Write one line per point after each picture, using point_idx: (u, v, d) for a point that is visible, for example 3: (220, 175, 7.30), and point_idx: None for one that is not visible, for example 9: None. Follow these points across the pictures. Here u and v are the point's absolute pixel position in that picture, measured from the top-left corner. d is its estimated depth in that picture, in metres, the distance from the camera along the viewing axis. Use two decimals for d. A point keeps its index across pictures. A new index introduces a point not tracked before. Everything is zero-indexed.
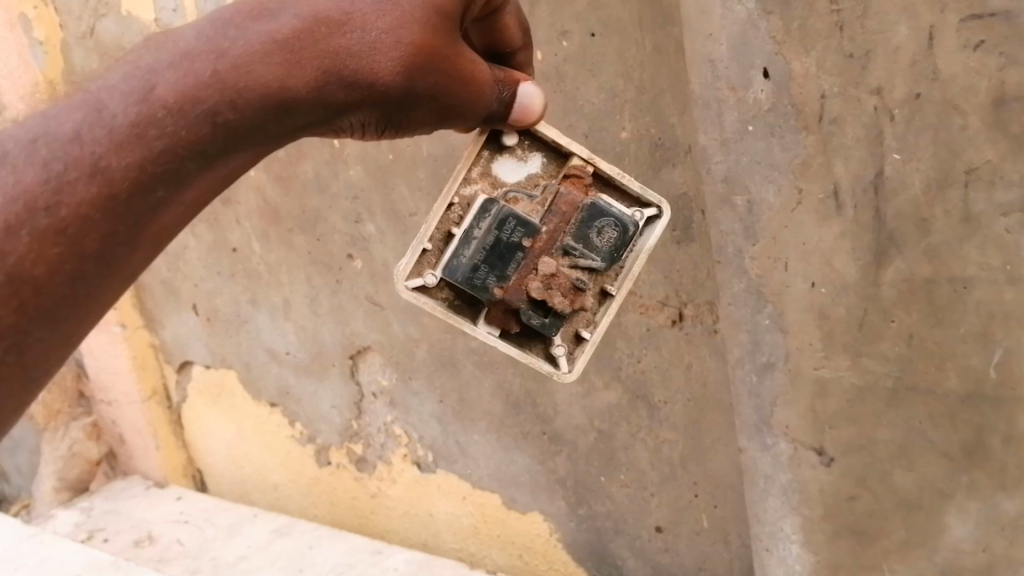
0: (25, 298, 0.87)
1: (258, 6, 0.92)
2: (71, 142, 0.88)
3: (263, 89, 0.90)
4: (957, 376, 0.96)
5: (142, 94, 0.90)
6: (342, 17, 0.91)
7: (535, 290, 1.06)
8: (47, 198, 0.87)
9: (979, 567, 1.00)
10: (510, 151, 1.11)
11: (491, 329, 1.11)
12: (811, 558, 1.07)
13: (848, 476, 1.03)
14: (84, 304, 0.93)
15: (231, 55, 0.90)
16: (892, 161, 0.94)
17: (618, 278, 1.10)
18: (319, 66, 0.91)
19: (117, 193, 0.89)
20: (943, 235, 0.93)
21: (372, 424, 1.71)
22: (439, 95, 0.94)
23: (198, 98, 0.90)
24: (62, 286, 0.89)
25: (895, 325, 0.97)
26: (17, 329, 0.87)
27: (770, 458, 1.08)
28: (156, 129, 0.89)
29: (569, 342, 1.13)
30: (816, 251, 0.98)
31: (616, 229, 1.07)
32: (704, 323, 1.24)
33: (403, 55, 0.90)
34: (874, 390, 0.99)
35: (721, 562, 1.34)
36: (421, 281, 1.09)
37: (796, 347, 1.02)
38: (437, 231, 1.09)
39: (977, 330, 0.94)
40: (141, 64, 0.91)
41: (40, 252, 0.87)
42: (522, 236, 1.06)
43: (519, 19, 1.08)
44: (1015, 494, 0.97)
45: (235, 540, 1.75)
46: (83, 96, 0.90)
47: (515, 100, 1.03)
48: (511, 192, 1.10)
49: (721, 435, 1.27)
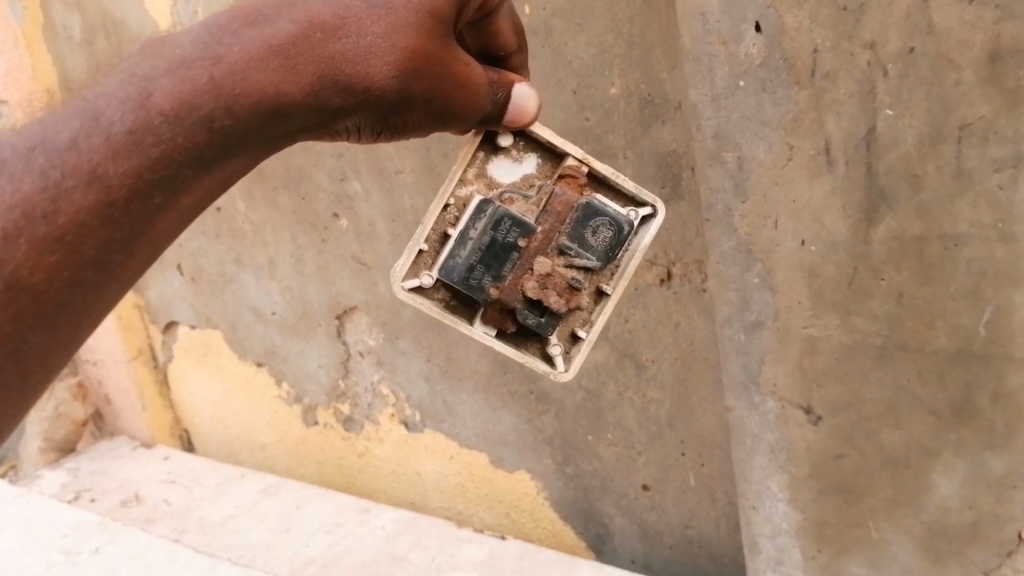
0: (23, 307, 0.78)
1: (251, 12, 0.89)
2: (68, 149, 0.81)
3: (260, 95, 0.88)
4: (946, 334, 0.95)
5: (139, 101, 0.85)
6: (338, 21, 0.89)
7: (531, 290, 1.04)
8: (44, 205, 0.79)
9: (965, 524, 1.01)
10: (505, 152, 1.08)
11: (487, 329, 1.08)
12: (797, 516, 1.10)
13: (835, 436, 1.05)
14: (81, 319, 0.83)
15: (227, 61, 0.87)
16: (884, 117, 0.92)
17: (614, 277, 1.08)
18: (316, 71, 0.89)
19: (116, 199, 0.82)
20: (934, 191, 0.92)
21: (359, 384, 1.71)
22: (435, 97, 0.92)
23: (194, 105, 0.86)
24: (60, 295, 0.80)
25: (885, 283, 0.97)
26: (15, 340, 0.78)
27: (758, 417, 1.09)
28: (152, 136, 0.84)
29: (565, 341, 1.10)
30: (806, 208, 0.98)
31: (611, 228, 1.04)
32: (693, 282, 1.23)
33: (399, 60, 0.89)
34: (863, 348, 1.00)
35: (707, 519, 1.35)
36: (417, 282, 1.06)
37: (785, 305, 1.02)
38: (432, 232, 1.07)
39: (967, 288, 0.93)
40: (137, 72, 0.86)
41: (39, 260, 0.78)
42: (518, 236, 1.03)
43: (514, 23, 1.05)
44: (1001, 453, 0.97)
45: (222, 499, 1.75)
46: (80, 103, 0.84)
47: (510, 101, 1.00)
48: (506, 193, 1.07)
49: (709, 393, 1.27)
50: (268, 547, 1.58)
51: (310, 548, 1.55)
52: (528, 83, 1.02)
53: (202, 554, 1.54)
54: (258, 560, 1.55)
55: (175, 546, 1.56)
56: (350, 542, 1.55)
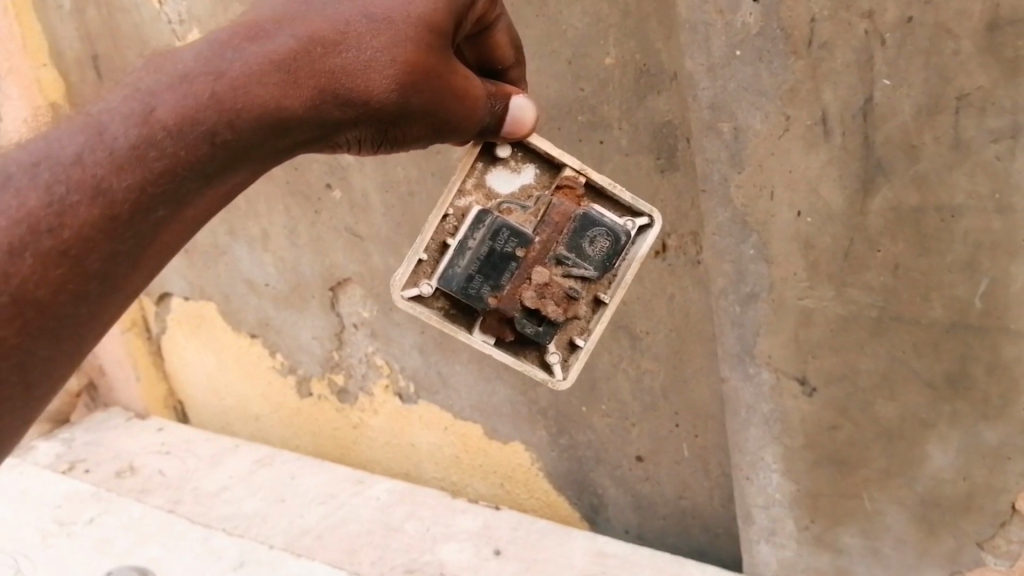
0: (29, 318, 0.77)
1: (252, 26, 0.87)
2: (72, 165, 0.80)
3: (261, 110, 0.85)
4: (941, 306, 0.95)
5: (142, 116, 0.82)
6: (338, 35, 0.87)
7: (529, 299, 1.03)
8: (48, 219, 0.78)
9: (958, 494, 1.02)
10: (504, 163, 1.07)
11: (486, 337, 1.07)
12: (791, 487, 1.13)
13: (830, 407, 1.06)
14: (85, 330, 0.82)
15: (229, 76, 0.84)
16: (881, 87, 0.90)
17: (611, 286, 1.07)
18: (316, 85, 0.87)
19: (119, 214, 0.81)
20: (932, 162, 0.91)
21: (353, 355, 1.70)
22: (433, 110, 0.91)
23: (197, 119, 0.83)
24: (64, 307, 0.79)
25: (881, 254, 0.97)
26: (20, 351, 0.77)
27: (752, 388, 1.11)
28: (155, 151, 0.82)
29: (563, 349, 1.09)
30: (803, 178, 0.97)
31: (608, 238, 1.04)
32: (687, 255, 1.22)
33: (398, 73, 0.87)
34: (858, 320, 1.00)
35: (701, 489, 1.36)
36: (416, 291, 1.05)
37: (780, 278, 1.03)
38: (432, 242, 1.05)
39: (964, 259, 0.93)
40: (141, 87, 0.84)
41: (43, 274, 0.78)
42: (516, 246, 1.02)
43: (512, 36, 1.03)
44: (996, 425, 0.97)
45: (217, 471, 1.74)
46: (84, 118, 0.82)
47: (508, 113, 0.99)
48: (505, 204, 1.06)
49: (703, 365, 1.27)
50: (264, 517, 1.57)
51: (305, 519, 1.55)
52: (525, 95, 1.01)
53: (198, 525, 1.54)
54: (253, 531, 1.54)
55: (173, 518, 1.56)
56: (345, 513, 1.55)
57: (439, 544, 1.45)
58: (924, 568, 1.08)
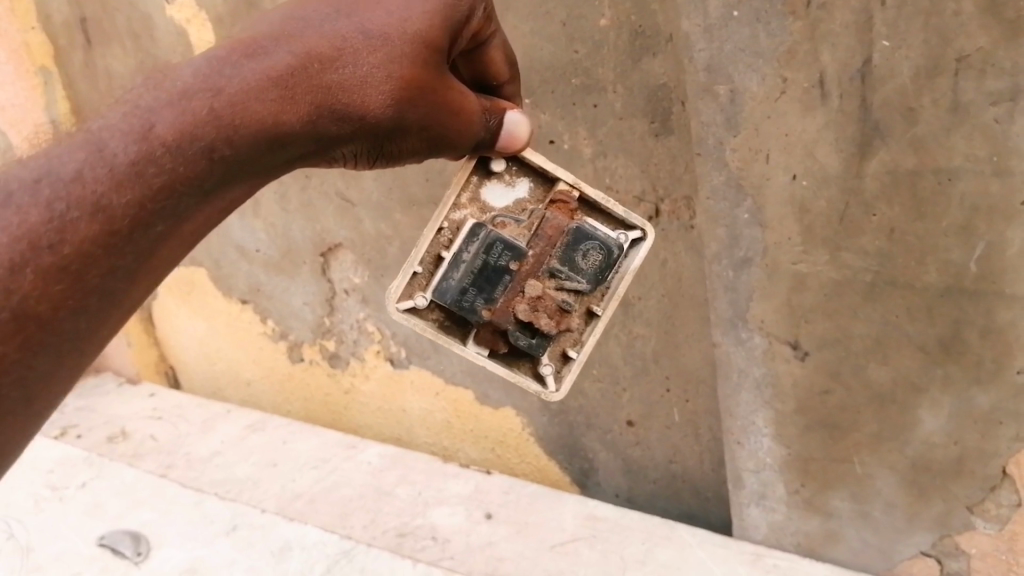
0: (30, 334, 0.70)
1: (249, 43, 0.83)
2: (72, 181, 0.73)
3: (259, 126, 0.81)
4: (936, 270, 0.95)
5: (141, 132, 0.77)
6: (335, 52, 0.84)
7: (522, 313, 1.02)
8: (49, 235, 0.71)
9: (949, 459, 1.03)
10: (498, 176, 1.05)
11: (480, 349, 1.06)
12: (782, 451, 1.16)
13: (821, 371, 1.07)
14: (82, 347, 0.75)
15: (227, 92, 0.80)
16: (881, 48, 0.89)
17: (604, 299, 1.06)
18: (313, 100, 0.83)
19: (119, 230, 0.75)
20: (930, 125, 0.90)
21: (344, 321, 1.69)
22: (428, 125, 0.89)
23: (197, 134, 0.78)
24: (65, 323, 0.72)
25: (876, 218, 0.96)
26: (19, 367, 0.70)
27: (744, 352, 1.12)
28: (154, 167, 0.76)
29: (556, 360, 1.08)
30: (799, 141, 0.97)
31: (601, 252, 1.03)
32: (681, 220, 1.21)
33: (394, 89, 0.85)
34: (852, 284, 1.01)
35: (691, 454, 1.36)
36: (411, 304, 1.03)
37: (774, 242, 1.03)
38: (427, 255, 1.04)
39: (960, 223, 0.92)
40: (140, 104, 0.78)
41: (44, 289, 0.71)
42: (510, 260, 1.01)
43: (507, 51, 1.01)
44: (988, 389, 0.98)
45: (209, 436, 1.74)
46: (83, 136, 0.76)
47: (503, 128, 0.97)
48: (499, 217, 1.04)
49: (695, 330, 1.27)
50: (255, 482, 1.57)
51: (298, 484, 1.55)
52: (521, 111, 1.00)
53: (189, 489, 1.54)
54: (245, 494, 1.53)
55: (163, 483, 1.56)
56: (337, 477, 1.56)
57: (431, 508, 1.45)
58: (914, 532, 1.10)
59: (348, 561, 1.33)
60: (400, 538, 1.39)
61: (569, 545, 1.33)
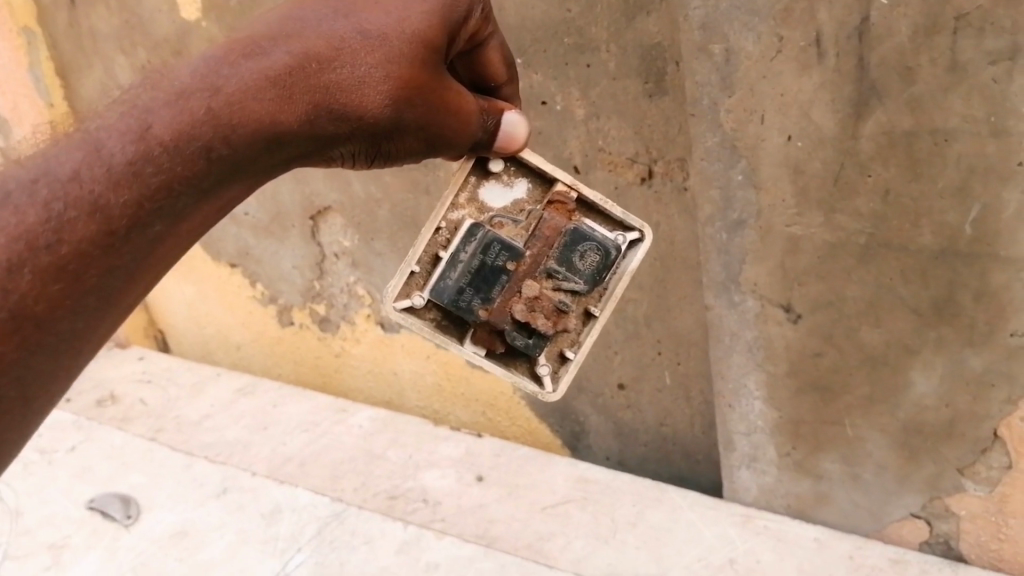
0: (28, 333, 0.70)
1: (247, 43, 0.81)
2: (69, 181, 0.72)
3: (256, 126, 0.80)
4: (931, 232, 0.95)
5: (138, 132, 0.75)
6: (332, 52, 0.82)
7: (519, 313, 1.00)
8: (46, 235, 0.70)
9: (941, 421, 1.05)
10: (496, 176, 1.03)
11: (477, 349, 1.05)
12: (773, 414, 1.17)
13: (815, 334, 1.08)
14: (79, 344, 0.74)
15: (225, 92, 0.79)
16: (879, 7, 0.87)
17: (602, 299, 1.04)
18: (311, 100, 0.82)
19: (116, 230, 0.74)
20: (928, 85, 0.88)
21: (334, 285, 1.68)
22: (426, 125, 0.86)
23: (195, 134, 0.77)
24: (62, 322, 0.72)
25: (871, 179, 0.95)
26: (18, 366, 0.70)
27: (737, 315, 1.12)
28: (152, 166, 0.75)
29: (553, 360, 1.06)
30: (794, 102, 0.95)
31: (598, 252, 1.01)
32: (674, 181, 1.19)
33: (392, 89, 0.83)
34: (846, 247, 1.00)
35: (682, 416, 1.36)
36: (409, 302, 1.02)
37: (768, 204, 1.02)
38: (424, 254, 1.02)
39: (955, 184, 0.91)
40: (138, 103, 0.77)
41: (42, 289, 0.70)
42: (507, 260, 0.99)
43: (505, 52, 0.99)
44: (980, 351, 0.99)
45: (199, 399, 1.73)
46: (80, 135, 0.75)
47: (500, 128, 0.95)
48: (496, 218, 1.02)
49: (688, 293, 1.26)
50: (246, 445, 1.56)
51: (288, 447, 1.55)
52: (518, 110, 0.97)
53: (178, 452, 1.54)
54: (236, 458, 1.53)
55: (153, 446, 1.56)
56: (328, 440, 1.55)
57: (422, 471, 1.45)
58: (903, 494, 1.14)
59: (339, 522, 1.35)
60: (391, 501, 1.40)
61: (561, 506, 1.34)
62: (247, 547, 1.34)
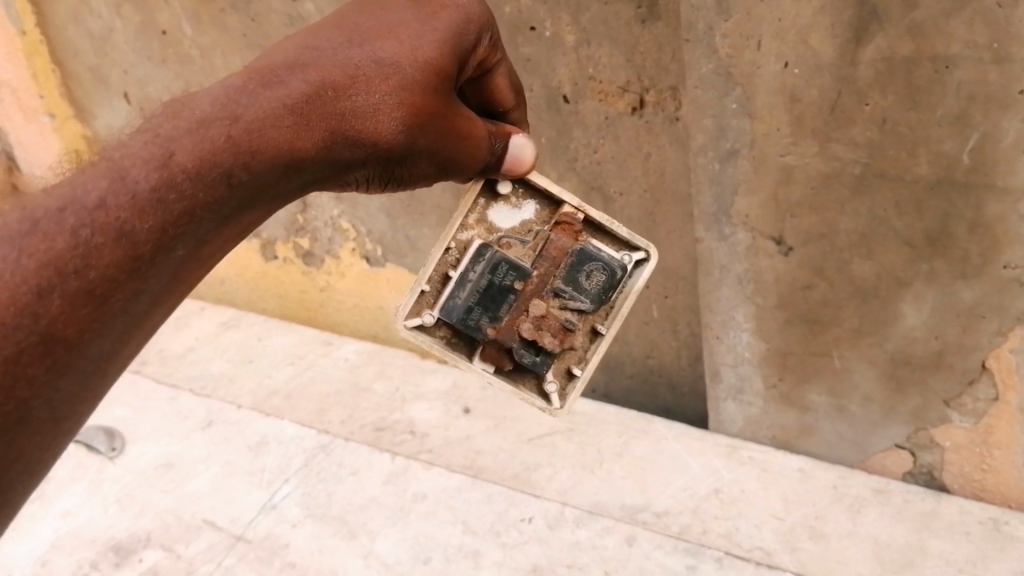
0: (58, 357, 0.65)
1: (263, 72, 0.79)
2: (95, 209, 0.68)
3: (276, 152, 0.77)
4: (927, 162, 0.94)
5: (161, 159, 0.72)
6: (348, 79, 0.81)
7: (526, 331, 0.98)
8: (75, 261, 0.66)
9: (930, 351, 1.06)
10: (505, 199, 1.02)
11: (486, 366, 1.03)
12: (762, 345, 1.17)
13: (805, 267, 1.07)
14: (106, 367, 0.70)
15: (245, 119, 0.76)
16: None
17: (609, 317, 1.02)
18: (327, 127, 0.80)
19: (143, 255, 0.70)
20: (930, 10, 0.85)
21: (318, 219, 1.66)
22: (437, 150, 0.85)
23: (216, 160, 0.74)
24: (91, 346, 0.67)
25: (869, 108, 0.93)
26: (47, 390, 0.65)
27: (727, 249, 1.11)
28: (175, 193, 0.72)
29: (560, 377, 1.04)
30: (792, 27, 0.92)
31: (604, 272, 0.99)
32: (666, 111, 1.16)
33: (406, 116, 0.82)
34: (840, 177, 0.99)
35: (668, 349, 1.37)
36: (419, 321, 1.01)
37: (762, 133, 1.00)
38: (433, 274, 1.01)
39: (955, 113, 0.90)
40: (160, 132, 0.74)
41: (72, 313, 0.66)
42: (515, 279, 0.98)
43: (513, 79, 0.97)
44: (972, 283, 0.99)
45: (184, 333, 1.71)
46: (105, 163, 0.71)
47: (508, 151, 0.93)
48: (505, 238, 1.01)
49: (677, 226, 1.25)
50: (231, 379, 1.55)
51: (274, 379, 1.53)
52: (524, 133, 0.96)
53: (164, 386, 1.53)
54: (221, 390, 1.52)
55: (136, 379, 1.56)
56: (315, 373, 1.54)
57: (409, 404, 1.45)
58: (889, 424, 1.16)
59: (326, 454, 1.35)
60: (379, 433, 1.39)
61: (547, 438, 1.34)
62: (234, 478, 1.34)
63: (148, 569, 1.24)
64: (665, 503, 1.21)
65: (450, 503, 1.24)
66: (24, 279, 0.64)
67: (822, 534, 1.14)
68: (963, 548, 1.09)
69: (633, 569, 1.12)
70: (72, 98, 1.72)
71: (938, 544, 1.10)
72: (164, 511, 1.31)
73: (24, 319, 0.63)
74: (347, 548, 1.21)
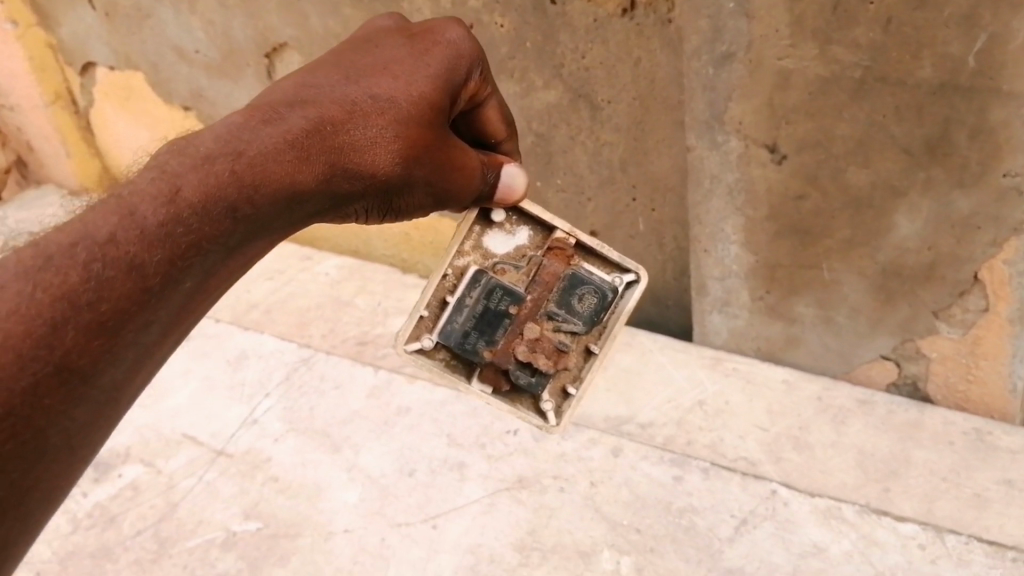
0: (74, 387, 0.62)
1: (263, 108, 0.78)
2: (106, 244, 0.65)
3: (278, 186, 0.75)
4: (931, 65, 0.90)
5: (168, 195, 0.69)
6: (346, 114, 0.80)
7: (521, 353, 0.97)
8: (86, 294, 0.63)
9: (922, 263, 1.05)
10: (499, 226, 0.99)
11: (484, 387, 1.00)
12: (750, 258, 1.16)
13: (797, 176, 1.05)
14: (120, 397, 0.66)
15: (248, 155, 0.74)
16: None
17: (601, 337, 1.00)
18: (327, 160, 0.78)
19: (153, 287, 0.67)
20: None
21: None
22: (434, 180, 0.84)
23: (221, 194, 0.71)
24: (105, 376, 0.64)
25: (873, 7, 0.89)
26: (64, 420, 0.61)
27: (719, 157, 1.08)
28: (182, 228, 0.69)
29: (557, 396, 1.02)
30: None
31: (596, 295, 0.98)
32: (658, 13, 1.11)
33: (403, 148, 0.81)
34: (840, 82, 0.95)
35: (654, 261, 1.35)
36: (419, 345, 0.98)
37: (760, 36, 0.96)
38: (432, 299, 0.98)
39: (963, 13, 0.86)
40: (165, 168, 0.71)
41: (85, 344, 0.62)
42: (509, 304, 0.96)
43: (503, 112, 0.95)
44: (970, 192, 0.97)
45: None
46: (113, 200, 0.68)
47: (499, 181, 0.91)
48: (500, 264, 0.99)
49: (666, 138, 1.22)
50: None
51: (252, 294, 1.50)
52: (517, 163, 0.94)
53: None
54: None
55: None
56: (295, 288, 1.51)
57: (391, 316, 1.42)
58: (877, 336, 1.15)
59: (308, 368, 1.33)
60: (361, 346, 1.37)
61: None
62: (216, 393, 1.32)
63: (128, 484, 1.22)
64: (649, 414, 1.21)
65: (434, 416, 1.24)
66: (38, 312, 0.61)
67: (807, 444, 1.14)
68: (946, 457, 1.10)
69: (619, 479, 1.12)
70: (35, 4, 1.63)
71: (922, 454, 1.11)
72: (143, 427, 1.29)
73: (40, 350, 0.60)
74: (331, 461, 1.20)
